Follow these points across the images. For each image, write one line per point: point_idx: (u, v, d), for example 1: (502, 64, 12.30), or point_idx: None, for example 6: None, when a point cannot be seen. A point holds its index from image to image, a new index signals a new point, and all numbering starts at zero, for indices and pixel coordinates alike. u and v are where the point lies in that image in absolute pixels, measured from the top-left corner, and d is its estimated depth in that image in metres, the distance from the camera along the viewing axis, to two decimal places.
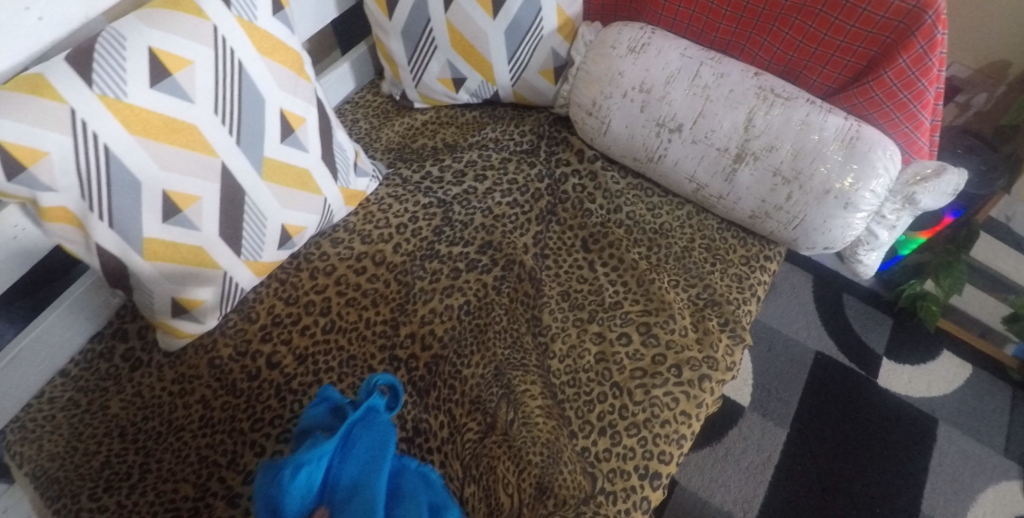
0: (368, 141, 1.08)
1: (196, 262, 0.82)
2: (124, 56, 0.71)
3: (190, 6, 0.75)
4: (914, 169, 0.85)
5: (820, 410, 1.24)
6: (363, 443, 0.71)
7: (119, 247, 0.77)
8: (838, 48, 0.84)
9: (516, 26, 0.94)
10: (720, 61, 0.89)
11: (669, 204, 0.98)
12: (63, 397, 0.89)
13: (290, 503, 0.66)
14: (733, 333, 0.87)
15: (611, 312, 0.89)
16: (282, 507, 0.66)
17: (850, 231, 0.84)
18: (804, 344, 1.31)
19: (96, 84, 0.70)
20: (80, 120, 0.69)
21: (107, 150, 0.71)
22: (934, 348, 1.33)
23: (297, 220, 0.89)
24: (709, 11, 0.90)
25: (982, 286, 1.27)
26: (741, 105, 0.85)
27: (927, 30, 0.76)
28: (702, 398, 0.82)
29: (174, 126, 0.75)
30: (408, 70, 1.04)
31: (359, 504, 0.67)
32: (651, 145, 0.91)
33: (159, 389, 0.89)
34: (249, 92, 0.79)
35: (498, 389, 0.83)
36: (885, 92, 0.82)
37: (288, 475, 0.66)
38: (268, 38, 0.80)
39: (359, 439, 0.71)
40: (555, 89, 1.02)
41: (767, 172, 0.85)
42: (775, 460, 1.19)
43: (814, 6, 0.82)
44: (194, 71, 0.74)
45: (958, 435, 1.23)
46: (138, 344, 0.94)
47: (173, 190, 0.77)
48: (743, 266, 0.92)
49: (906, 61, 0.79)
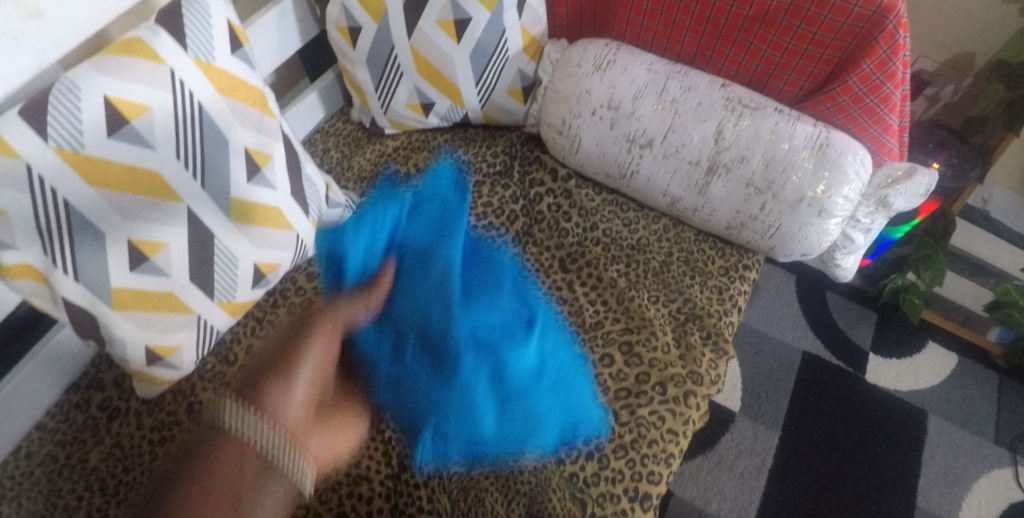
0: (341, 170, 1.07)
1: (170, 309, 0.81)
2: (79, 106, 0.69)
3: (143, 51, 0.73)
4: (886, 171, 0.85)
5: (811, 410, 1.23)
6: (429, 206, 0.80)
7: (86, 300, 0.76)
8: (803, 55, 0.84)
9: (481, 49, 0.93)
10: (687, 74, 0.89)
11: (645, 218, 0.97)
12: (41, 452, 0.87)
13: (355, 253, 0.76)
14: (716, 347, 0.87)
15: (592, 333, 0.88)
16: (348, 259, 0.76)
17: (825, 237, 0.84)
18: (791, 346, 1.30)
19: (51, 137, 0.68)
20: (37, 176, 0.68)
21: (67, 204, 0.70)
22: (919, 340, 1.32)
23: (270, 258, 0.88)
24: (673, 24, 0.90)
25: (962, 271, 1.29)
26: (710, 118, 0.85)
27: (889, 35, 0.76)
28: (688, 414, 0.82)
29: (135, 175, 0.73)
30: (375, 98, 1.03)
31: (432, 263, 0.75)
32: (623, 161, 0.91)
33: (139, 438, 0.87)
34: (211, 133, 0.78)
35: None
36: (852, 97, 0.82)
37: (351, 235, 0.77)
38: (227, 77, 0.79)
39: (426, 198, 0.82)
40: (525, 108, 1.01)
41: (740, 184, 0.84)
42: (768, 463, 1.18)
43: (777, 16, 0.82)
44: (152, 117, 0.73)
45: (949, 427, 1.23)
46: (115, 392, 0.91)
47: (139, 238, 0.75)
48: (722, 277, 0.92)
49: (871, 66, 0.79)
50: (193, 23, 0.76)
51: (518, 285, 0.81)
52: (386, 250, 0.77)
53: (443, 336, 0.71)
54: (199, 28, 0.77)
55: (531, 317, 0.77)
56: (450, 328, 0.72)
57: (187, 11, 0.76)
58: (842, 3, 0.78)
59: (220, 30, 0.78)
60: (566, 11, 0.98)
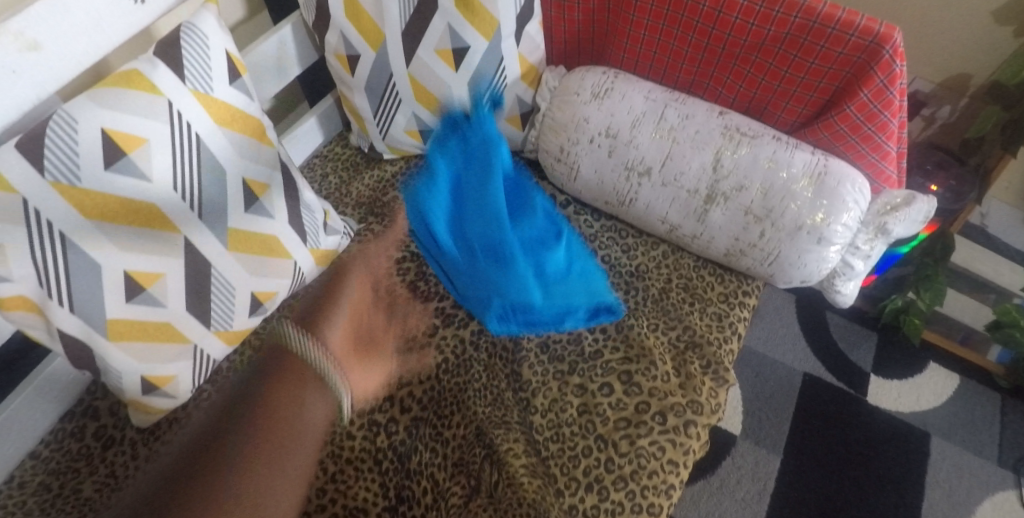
0: (339, 196, 1.07)
1: (166, 338, 0.80)
2: (76, 139, 0.69)
3: (144, 83, 0.73)
4: (884, 199, 0.85)
5: (812, 433, 1.20)
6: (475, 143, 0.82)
7: (82, 331, 0.75)
8: (800, 84, 0.84)
9: (479, 77, 0.94)
10: (685, 101, 0.89)
11: (644, 244, 0.97)
12: (34, 481, 0.86)
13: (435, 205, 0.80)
14: (716, 375, 0.86)
15: (591, 362, 0.87)
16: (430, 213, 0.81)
17: (825, 264, 0.84)
18: (791, 367, 1.27)
19: (48, 170, 0.68)
20: (33, 210, 0.68)
21: (63, 237, 0.70)
22: (920, 361, 1.28)
23: (267, 286, 0.87)
24: (670, 52, 0.91)
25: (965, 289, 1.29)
26: (707, 146, 0.85)
27: (885, 65, 0.76)
28: (688, 444, 0.81)
29: (132, 208, 0.73)
30: (374, 124, 1.03)
31: (478, 183, 0.78)
32: (621, 189, 0.91)
33: (133, 466, 0.87)
34: (208, 163, 0.78)
35: (480, 450, 0.83)
36: (849, 125, 0.83)
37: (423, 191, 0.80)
38: (226, 108, 0.79)
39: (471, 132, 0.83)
40: (523, 134, 1.02)
41: (738, 212, 0.84)
42: (770, 488, 1.15)
43: (773, 45, 0.82)
44: (150, 149, 0.73)
45: (953, 449, 1.19)
46: (110, 420, 0.91)
47: (135, 269, 0.75)
48: (722, 303, 0.92)
49: (867, 95, 0.79)
50: (191, 54, 0.76)
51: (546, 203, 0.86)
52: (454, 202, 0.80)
53: (499, 242, 0.78)
54: (197, 59, 0.76)
55: (558, 227, 0.83)
56: (507, 243, 0.77)
57: (184, 42, 0.76)
58: (839, 33, 0.78)
59: (218, 61, 0.78)
60: (564, 37, 1.01)
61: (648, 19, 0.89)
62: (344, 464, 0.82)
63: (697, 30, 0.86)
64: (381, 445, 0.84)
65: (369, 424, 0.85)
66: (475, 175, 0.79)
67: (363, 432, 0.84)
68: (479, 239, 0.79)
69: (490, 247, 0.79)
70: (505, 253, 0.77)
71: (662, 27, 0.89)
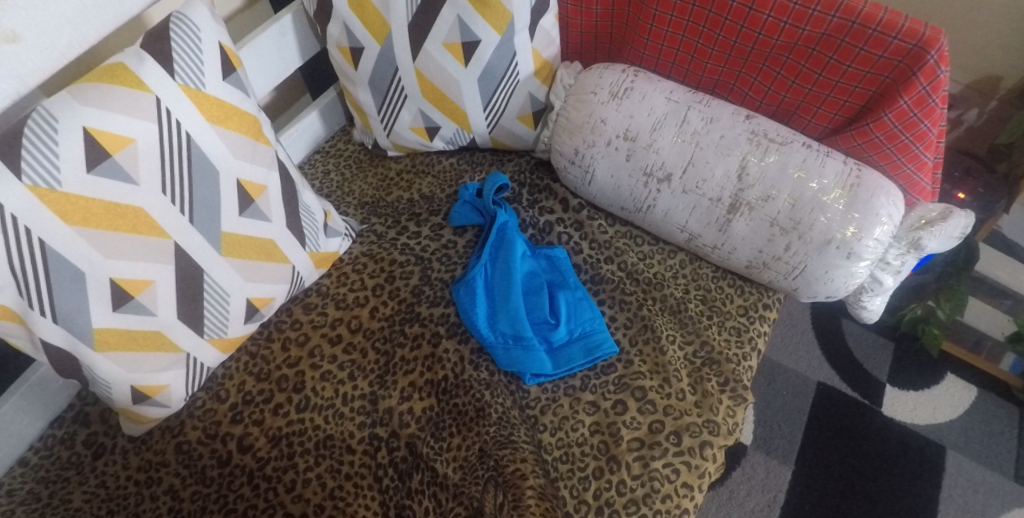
0: (340, 195, 1.02)
1: (156, 348, 0.76)
2: (57, 140, 0.64)
3: (130, 79, 0.68)
4: (918, 212, 0.80)
5: (826, 443, 1.15)
6: (501, 278, 0.88)
7: (66, 341, 0.70)
8: (834, 88, 0.79)
9: (490, 72, 0.89)
10: (709, 103, 0.84)
11: (661, 252, 0.93)
12: (23, 490, 0.79)
13: (476, 311, 0.86)
14: (734, 394, 0.82)
15: (603, 378, 0.83)
16: (474, 319, 0.86)
17: (852, 281, 0.79)
18: (804, 376, 1.22)
19: (25, 174, 0.63)
20: (10, 216, 0.63)
21: (43, 245, 0.65)
22: (937, 372, 1.22)
23: (263, 292, 0.83)
24: (694, 50, 0.86)
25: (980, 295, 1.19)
26: (734, 152, 0.80)
27: (929, 71, 0.71)
28: (704, 467, 0.77)
29: (117, 211, 0.69)
30: (378, 120, 0.99)
31: (508, 313, 0.85)
32: (639, 195, 0.86)
33: (124, 478, 0.80)
34: (199, 163, 0.73)
35: (484, 473, 0.77)
36: (886, 134, 0.77)
37: (464, 299, 0.87)
38: (219, 105, 0.74)
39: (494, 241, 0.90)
40: (535, 133, 0.97)
41: (763, 223, 0.80)
42: (781, 500, 1.10)
43: (807, 45, 0.77)
44: (137, 149, 0.68)
45: (968, 464, 1.13)
46: (101, 428, 0.83)
47: (122, 277, 0.70)
48: (742, 317, 0.87)
49: (908, 102, 0.74)
50: (181, 48, 0.71)
51: (548, 257, 0.91)
52: (487, 300, 0.88)
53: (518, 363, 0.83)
54: (187, 54, 0.71)
55: (561, 284, 0.89)
56: (533, 358, 0.83)
57: (174, 34, 0.71)
58: (880, 35, 0.72)
59: (211, 54, 0.73)
60: (580, 32, 0.95)
61: (672, 15, 0.83)
62: (344, 480, 0.78)
63: (724, 27, 0.81)
64: (381, 460, 0.80)
65: (370, 438, 0.81)
66: (503, 273, 0.88)
67: (365, 446, 0.81)
68: (507, 329, 0.85)
69: (515, 332, 0.85)
70: (526, 337, 0.84)
71: (687, 23, 0.83)
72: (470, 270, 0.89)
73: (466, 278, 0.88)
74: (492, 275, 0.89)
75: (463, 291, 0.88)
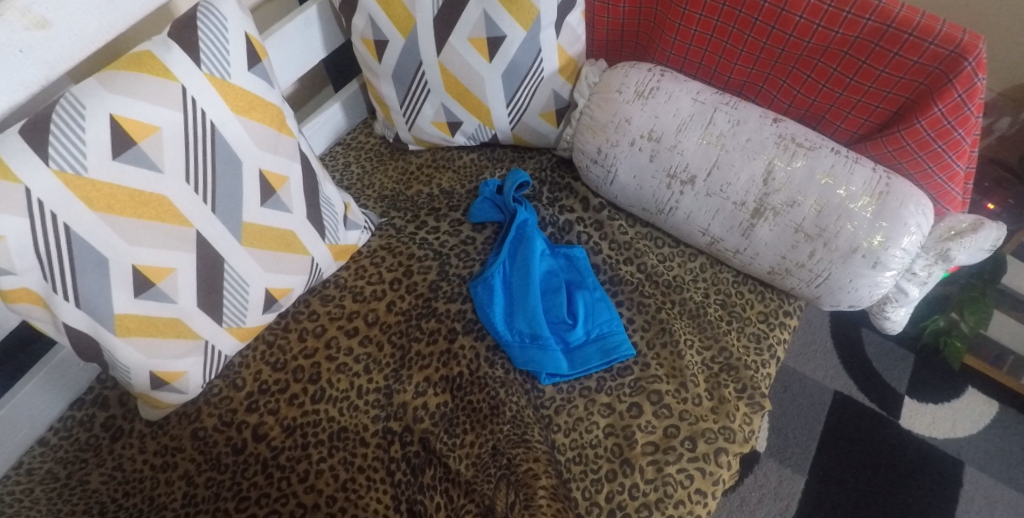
0: (360, 188, 1.02)
1: (175, 334, 0.76)
2: (84, 127, 0.65)
3: (157, 67, 0.68)
4: (948, 223, 0.78)
5: (841, 455, 1.13)
6: (519, 276, 0.88)
7: (88, 325, 0.71)
8: (866, 93, 0.78)
9: (515, 68, 0.89)
10: (736, 105, 0.82)
11: (681, 255, 0.92)
12: (42, 469, 0.80)
13: (492, 310, 0.86)
14: (752, 401, 0.81)
15: (619, 380, 0.83)
16: (489, 317, 0.86)
17: (877, 290, 0.78)
18: (822, 384, 1.20)
19: (52, 158, 0.64)
20: (36, 200, 0.64)
21: (69, 230, 0.66)
22: (958, 385, 1.19)
23: (282, 282, 0.83)
24: (723, 50, 0.84)
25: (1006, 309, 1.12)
26: (760, 156, 0.79)
27: (966, 78, 0.69)
28: (718, 474, 0.76)
29: (141, 199, 0.69)
30: (400, 114, 0.99)
31: (524, 310, 0.85)
32: (662, 197, 0.85)
33: (141, 461, 0.80)
34: (224, 154, 0.74)
35: (497, 470, 0.77)
36: (918, 141, 0.76)
37: (483, 298, 0.87)
38: (244, 95, 0.74)
39: (512, 239, 0.90)
40: (558, 131, 0.96)
41: (788, 228, 0.78)
42: (793, 509, 1.09)
43: (839, 49, 0.76)
44: (162, 138, 0.69)
45: (987, 480, 1.11)
46: (119, 411, 0.84)
47: (144, 264, 0.71)
48: (761, 324, 0.86)
49: (942, 109, 0.72)
50: (208, 37, 0.71)
51: (568, 255, 0.90)
52: (504, 298, 0.87)
53: (531, 359, 0.83)
54: (213, 43, 0.71)
55: (580, 284, 0.88)
56: (548, 356, 0.83)
57: (200, 22, 0.71)
58: (917, 39, 0.71)
59: (237, 44, 0.73)
60: (606, 30, 0.93)
61: (701, 14, 0.82)
62: (356, 473, 0.78)
63: (754, 28, 0.80)
64: (394, 454, 0.80)
65: (383, 432, 0.81)
66: (521, 272, 0.88)
67: (378, 439, 0.81)
68: (524, 328, 0.85)
69: (533, 332, 0.84)
70: (543, 337, 0.84)
71: (717, 22, 0.82)
72: (487, 268, 0.89)
73: (483, 279, 0.88)
74: (510, 273, 0.89)
75: (479, 290, 0.88)
